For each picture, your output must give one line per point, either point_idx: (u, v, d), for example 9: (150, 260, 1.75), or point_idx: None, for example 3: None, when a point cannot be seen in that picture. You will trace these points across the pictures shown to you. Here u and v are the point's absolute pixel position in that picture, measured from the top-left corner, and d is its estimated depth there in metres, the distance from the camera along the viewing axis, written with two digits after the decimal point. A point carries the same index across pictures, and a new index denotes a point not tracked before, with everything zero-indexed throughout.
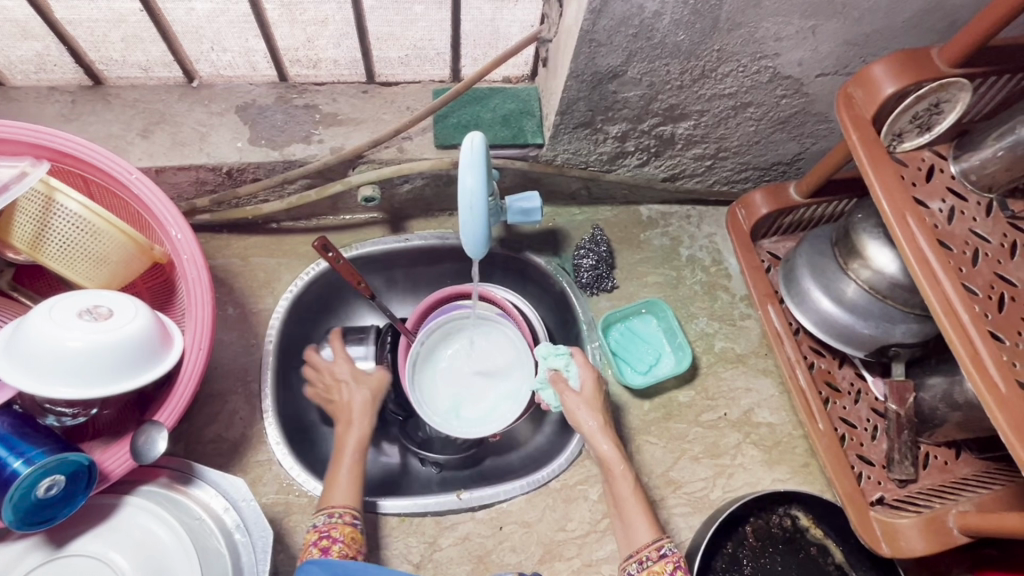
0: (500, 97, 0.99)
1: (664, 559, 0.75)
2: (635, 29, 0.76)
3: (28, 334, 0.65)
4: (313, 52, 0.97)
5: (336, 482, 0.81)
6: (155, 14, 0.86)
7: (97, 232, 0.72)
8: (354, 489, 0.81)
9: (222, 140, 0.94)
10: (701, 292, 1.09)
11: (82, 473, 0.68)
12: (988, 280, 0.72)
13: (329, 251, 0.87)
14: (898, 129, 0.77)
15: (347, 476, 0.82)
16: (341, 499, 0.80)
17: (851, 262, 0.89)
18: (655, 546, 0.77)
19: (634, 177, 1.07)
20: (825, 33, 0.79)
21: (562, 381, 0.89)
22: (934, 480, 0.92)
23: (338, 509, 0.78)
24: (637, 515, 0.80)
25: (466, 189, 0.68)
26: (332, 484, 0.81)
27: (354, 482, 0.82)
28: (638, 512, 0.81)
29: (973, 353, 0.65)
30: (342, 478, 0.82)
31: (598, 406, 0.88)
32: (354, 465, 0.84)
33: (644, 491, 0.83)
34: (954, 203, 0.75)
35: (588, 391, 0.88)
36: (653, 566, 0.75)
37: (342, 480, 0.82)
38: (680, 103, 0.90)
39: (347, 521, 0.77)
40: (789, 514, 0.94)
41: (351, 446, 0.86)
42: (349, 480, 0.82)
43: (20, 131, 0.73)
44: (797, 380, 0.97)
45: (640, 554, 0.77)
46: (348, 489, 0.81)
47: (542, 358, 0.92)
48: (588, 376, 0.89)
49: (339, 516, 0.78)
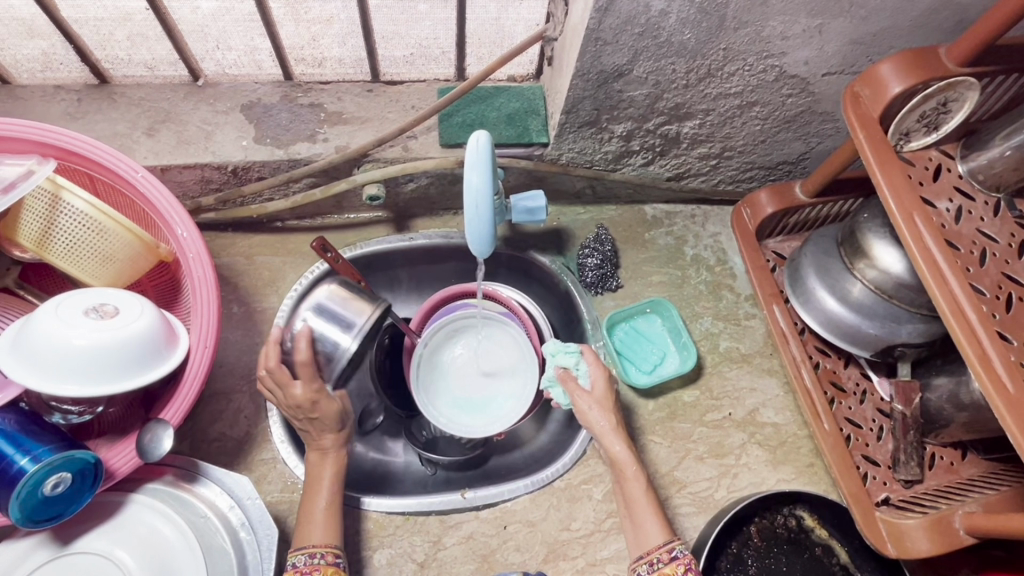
0: (505, 96, 0.99)
1: (675, 560, 0.75)
2: (640, 28, 0.76)
3: (33, 331, 0.65)
4: (318, 51, 0.97)
5: (312, 520, 0.79)
6: (161, 13, 0.86)
7: (103, 230, 0.72)
8: (334, 527, 0.79)
9: (227, 139, 0.94)
10: (705, 291, 1.09)
11: (88, 471, 0.68)
12: (996, 280, 0.71)
13: (327, 251, 0.88)
14: (905, 128, 0.78)
15: (323, 517, 0.79)
16: (318, 538, 0.77)
17: (857, 262, 0.89)
18: (666, 548, 0.76)
19: (639, 176, 1.07)
20: (832, 32, 0.79)
21: (572, 380, 0.88)
22: (940, 480, 0.92)
23: (319, 549, 0.76)
24: (647, 516, 0.80)
25: (472, 188, 0.68)
26: (308, 526, 0.78)
27: (331, 519, 0.80)
28: (648, 513, 0.80)
29: (981, 353, 0.65)
30: (316, 518, 0.79)
31: (609, 403, 0.87)
32: (329, 501, 0.81)
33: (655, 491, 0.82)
34: (962, 203, 0.75)
35: (598, 390, 0.87)
36: (663, 568, 0.74)
37: (318, 519, 0.80)
38: (685, 102, 0.90)
39: (329, 561, 0.75)
40: (794, 514, 0.94)
41: (327, 481, 0.83)
42: (329, 518, 0.79)
43: (26, 129, 0.73)
44: (802, 380, 0.96)
45: (650, 556, 0.76)
46: (327, 530, 0.79)
47: (549, 355, 0.90)
48: (599, 373, 0.88)
49: (321, 557, 0.75)
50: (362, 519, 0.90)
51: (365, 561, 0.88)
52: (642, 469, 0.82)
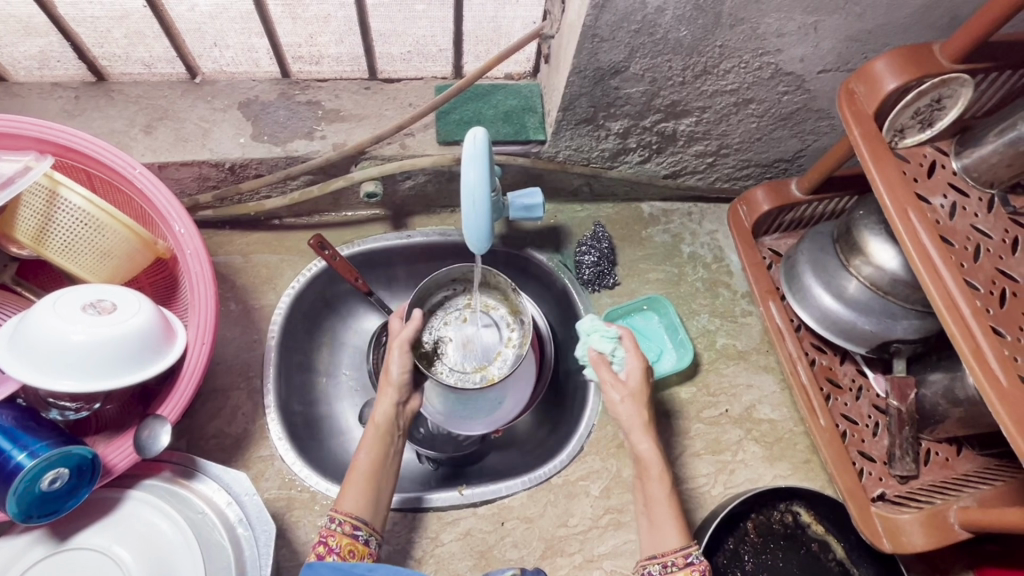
0: (502, 94, 0.99)
1: (690, 567, 0.75)
2: (637, 25, 0.76)
3: (31, 326, 0.65)
4: (315, 49, 0.97)
5: (350, 485, 0.78)
6: (159, 11, 0.86)
7: (100, 226, 0.73)
8: (368, 496, 0.77)
9: (224, 137, 0.94)
10: (702, 288, 1.09)
11: (86, 467, 0.68)
12: (990, 275, 0.72)
13: (325, 248, 0.93)
14: (899, 125, 0.78)
15: (362, 481, 0.78)
16: (350, 502, 0.76)
17: (852, 258, 0.89)
18: (683, 553, 0.77)
19: (635, 174, 1.08)
20: (827, 29, 0.80)
21: (606, 367, 0.88)
22: (935, 476, 0.93)
23: (339, 515, 0.74)
24: (666, 519, 0.80)
25: (469, 184, 0.69)
26: (345, 489, 0.77)
27: (365, 487, 0.77)
28: (668, 516, 0.80)
29: (975, 348, 0.65)
30: (356, 481, 0.78)
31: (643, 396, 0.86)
32: (367, 465, 0.79)
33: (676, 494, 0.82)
34: (956, 199, 0.75)
35: (633, 384, 0.87)
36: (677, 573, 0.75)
37: (357, 483, 0.78)
38: (683, 99, 0.91)
39: (346, 531, 0.73)
40: (790, 509, 0.94)
41: (367, 444, 0.82)
42: (363, 484, 0.77)
43: (22, 125, 0.73)
44: (798, 377, 0.97)
45: (667, 557, 0.76)
46: (359, 497, 0.77)
47: (585, 334, 0.91)
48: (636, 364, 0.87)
49: (339, 524, 0.74)
50: None
51: None
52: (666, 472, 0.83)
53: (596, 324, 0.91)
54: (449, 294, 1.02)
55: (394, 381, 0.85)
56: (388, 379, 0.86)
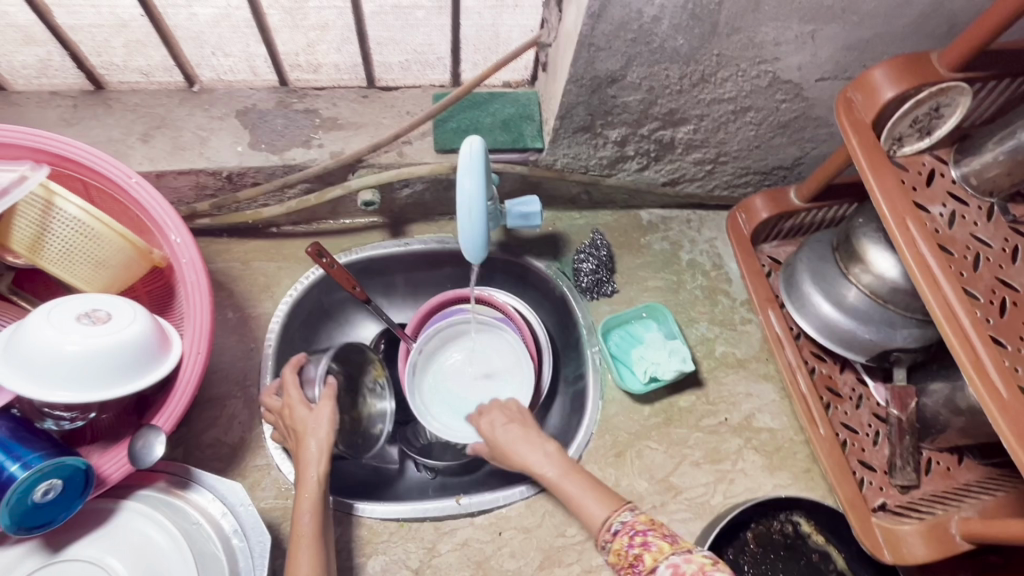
0: (500, 102, 0.99)
1: (617, 534, 0.72)
2: (634, 34, 0.76)
3: (25, 338, 0.65)
4: (314, 57, 0.97)
5: (296, 552, 0.72)
6: (157, 20, 0.87)
7: (96, 235, 0.72)
8: (317, 556, 0.72)
9: (222, 145, 0.94)
10: (701, 296, 1.09)
11: (79, 478, 0.67)
12: (990, 285, 0.71)
13: (323, 257, 0.92)
14: (897, 133, 0.77)
15: (311, 544, 0.73)
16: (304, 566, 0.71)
17: (851, 266, 0.89)
18: (607, 527, 0.74)
19: (634, 181, 1.07)
20: (825, 37, 0.80)
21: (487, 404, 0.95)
22: (936, 486, 0.92)
23: None
24: (590, 500, 0.77)
25: (465, 193, 0.69)
26: (295, 554, 0.72)
27: (315, 548, 0.73)
28: (586, 493, 0.78)
29: (975, 360, 0.65)
30: (303, 543, 0.73)
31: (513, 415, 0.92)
32: (312, 529, 0.74)
33: (575, 467, 0.82)
34: (956, 207, 0.75)
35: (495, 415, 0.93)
36: (612, 547, 0.72)
37: (303, 547, 0.73)
38: (680, 108, 0.90)
39: None
40: (790, 520, 0.93)
41: (307, 508, 0.76)
42: (310, 545, 0.73)
43: (20, 135, 0.73)
44: (797, 386, 0.96)
45: (600, 541, 0.74)
46: (311, 560, 0.72)
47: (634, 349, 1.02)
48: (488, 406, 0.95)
49: None
50: (357, 525, 0.90)
51: (361, 569, 0.87)
52: (553, 459, 0.83)
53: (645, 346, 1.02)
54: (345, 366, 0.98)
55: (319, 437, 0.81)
56: (309, 436, 0.81)
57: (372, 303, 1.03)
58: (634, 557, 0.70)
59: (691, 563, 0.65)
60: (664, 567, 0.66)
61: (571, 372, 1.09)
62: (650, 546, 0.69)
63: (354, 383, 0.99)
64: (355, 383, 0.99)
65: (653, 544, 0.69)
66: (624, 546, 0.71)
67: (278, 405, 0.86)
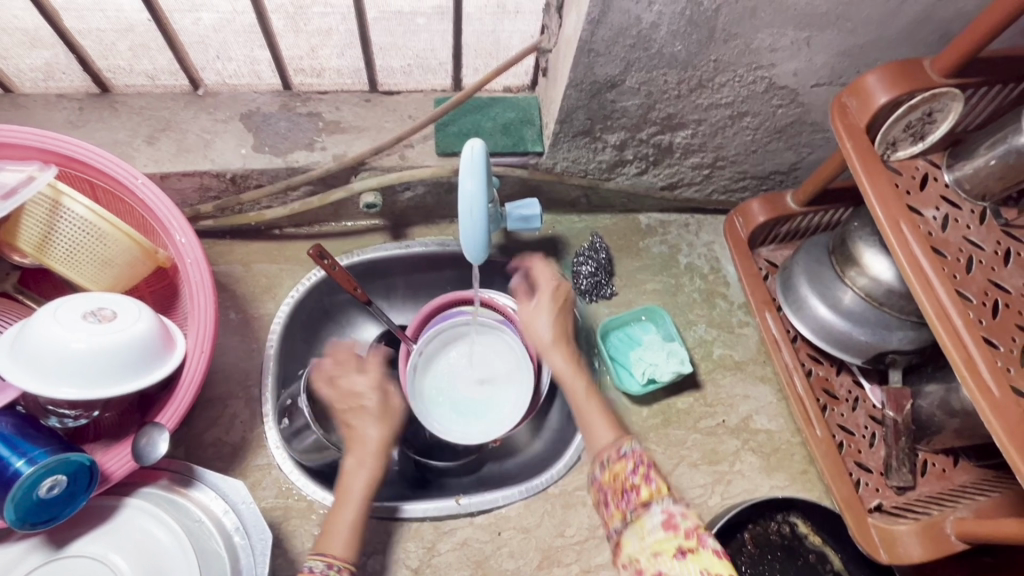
0: (500, 106, 1.01)
1: (623, 457, 0.72)
2: (632, 40, 0.77)
3: (32, 335, 0.66)
4: (317, 62, 0.99)
5: (335, 527, 0.76)
6: (163, 24, 0.88)
7: (102, 235, 0.73)
8: (351, 542, 0.76)
9: (227, 147, 0.95)
10: (699, 299, 1.10)
11: (84, 474, 0.68)
12: (983, 286, 0.73)
13: (324, 258, 0.93)
14: (891, 138, 0.79)
15: (349, 526, 0.77)
16: (338, 549, 0.74)
17: (847, 270, 0.90)
18: (615, 448, 0.74)
19: (632, 186, 1.09)
20: (820, 44, 0.81)
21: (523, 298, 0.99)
22: (931, 487, 0.93)
23: (337, 561, 0.72)
24: (597, 422, 0.80)
25: (466, 195, 0.70)
26: (330, 534, 0.76)
27: (353, 536, 0.76)
28: (598, 418, 0.80)
29: (968, 359, 0.66)
30: (342, 529, 0.76)
31: (557, 314, 0.94)
32: (359, 509, 0.78)
33: (597, 390, 0.85)
34: (948, 211, 0.76)
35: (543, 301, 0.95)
36: (614, 464, 0.72)
37: (342, 531, 0.76)
38: (678, 112, 0.92)
39: None
40: (788, 521, 0.94)
41: (358, 490, 0.80)
42: (351, 531, 0.76)
43: (28, 136, 0.74)
44: (794, 387, 0.97)
45: (602, 456, 0.74)
46: (349, 539, 0.76)
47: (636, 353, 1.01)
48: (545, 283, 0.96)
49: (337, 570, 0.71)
50: None
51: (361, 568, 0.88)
52: (583, 375, 0.87)
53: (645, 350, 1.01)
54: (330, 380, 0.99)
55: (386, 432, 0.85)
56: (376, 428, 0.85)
57: (374, 306, 1.04)
58: (630, 484, 0.70)
59: (687, 518, 0.66)
60: (657, 505, 0.67)
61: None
62: (650, 482, 0.69)
63: None
64: None
65: (654, 480, 0.69)
66: (626, 470, 0.71)
67: (347, 385, 0.89)
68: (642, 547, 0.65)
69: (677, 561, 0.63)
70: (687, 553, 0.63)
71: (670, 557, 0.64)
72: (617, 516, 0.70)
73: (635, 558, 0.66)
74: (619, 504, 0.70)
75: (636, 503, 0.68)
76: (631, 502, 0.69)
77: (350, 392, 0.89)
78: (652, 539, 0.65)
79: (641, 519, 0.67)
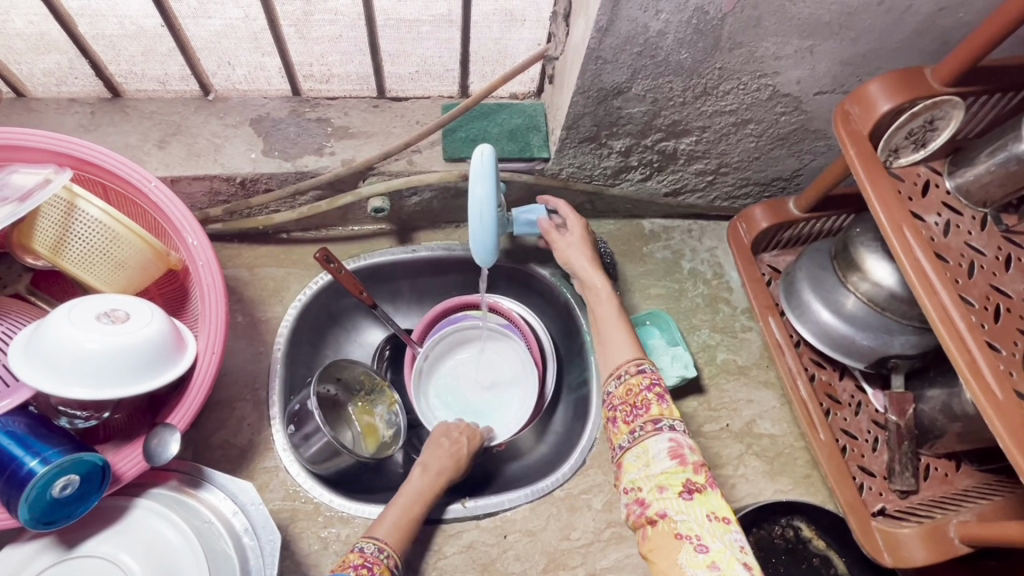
0: (507, 112, 1.02)
1: (641, 372, 0.80)
2: (639, 47, 0.79)
3: (46, 336, 0.67)
4: (326, 68, 1.00)
5: (386, 516, 0.82)
6: (176, 30, 0.90)
7: (116, 237, 0.74)
8: (402, 532, 0.81)
9: (236, 152, 0.96)
10: (703, 304, 1.11)
11: (95, 474, 0.69)
12: (984, 291, 0.74)
13: (330, 261, 0.95)
14: (893, 145, 0.80)
15: (398, 516, 0.82)
16: (389, 536, 0.79)
17: (850, 275, 0.91)
18: (635, 364, 0.82)
19: (637, 192, 1.10)
20: (823, 53, 0.82)
21: (554, 233, 0.96)
22: (934, 491, 0.93)
23: (387, 547, 0.77)
24: (621, 339, 0.86)
25: (476, 199, 0.71)
26: (385, 519, 0.81)
27: (404, 526, 0.81)
28: (621, 337, 0.86)
29: (971, 362, 0.67)
30: (393, 515, 0.82)
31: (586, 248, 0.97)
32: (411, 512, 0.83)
33: (628, 319, 0.88)
34: (950, 217, 0.77)
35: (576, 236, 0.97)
36: (629, 379, 0.79)
37: (394, 517, 0.82)
38: (683, 119, 0.93)
39: (388, 563, 0.76)
40: (792, 525, 0.95)
41: (406, 496, 0.85)
42: (402, 521, 0.82)
43: (42, 139, 0.75)
44: (797, 392, 0.98)
45: (620, 370, 0.81)
46: (394, 529, 0.80)
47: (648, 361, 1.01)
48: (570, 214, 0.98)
49: (384, 555, 0.76)
50: None
51: None
52: (613, 300, 0.91)
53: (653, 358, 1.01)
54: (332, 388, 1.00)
55: (454, 459, 0.91)
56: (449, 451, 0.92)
57: (381, 311, 1.06)
58: (642, 399, 0.77)
59: (694, 454, 0.72)
60: (667, 429, 0.74)
61: (573, 378, 1.11)
62: (661, 402, 0.77)
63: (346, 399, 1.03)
64: (344, 399, 1.03)
65: (665, 402, 0.77)
66: (641, 385, 0.78)
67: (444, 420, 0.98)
68: (648, 472, 0.72)
69: (683, 499, 0.69)
70: (694, 493, 0.69)
71: (676, 494, 0.69)
72: (624, 432, 0.77)
73: (638, 486, 0.72)
74: (629, 419, 0.77)
75: (646, 419, 0.75)
76: (639, 418, 0.76)
77: (449, 429, 0.95)
78: (659, 470, 0.71)
79: (651, 439, 0.74)
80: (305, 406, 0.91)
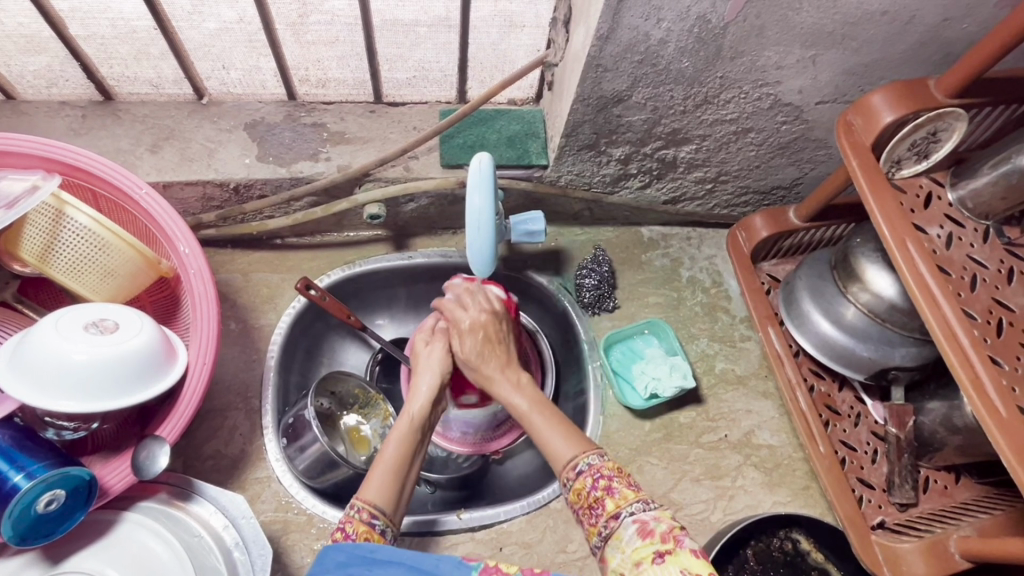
0: (505, 118, 1.01)
1: (580, 475, 0.68)
2: (640, 55, 0.77)
3: (33, 346, 0.65)
4: (322, 72, 0.99)
5: (373, 475, 0.71)
6: (169, 33, 0.88)
7: (105, 245, 0.73)
8: (391, 485, 0.71)
9: (230, 157, 0.94)
10: (701, 313, 1.10)
11: (82, 489, 0.67)
12: (987, 305, 0.73)
13: (312, 290, 0.92)
14: (896, 156, 0.79)
15: (387, 471, 0.71)
16: (374, 493, 0.69)
17: (850, 285, 0.90)
18: (574, 465, 0.69)
19: (635, 199, 1.09)
20: (825, 63, 0.82)
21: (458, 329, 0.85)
22: (934, 504, 0.93)
23: (357, 504, 0.68)
24: (554, 435, 0.72)
25: (474, 210, 0.70)
26: (369, 477, 0.71)
27: (391, 477, 0.71)
28: (557, 431, 0.73)
29: (974, 377, 0.66)
30: (377, 473, 0.71)
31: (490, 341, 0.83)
32: (394, 459, 0.73)
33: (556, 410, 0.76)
34: (952, 230, 0.76)
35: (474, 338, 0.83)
36: (571, 484, 0.68)
37: (380, 473, 0.71)
38: (683, 128, 0.92)
39: (364, 518, 0.67)
40: (790, 537, 0.94)
41: (393, 451, 0.73)
42: (387, 473, 0.71)
43: (30, 145, 0.73)
44: (797, 404, 0.97)
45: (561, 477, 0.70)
46: (384, 486, 0.70)
47: (642, 372, 1.01)
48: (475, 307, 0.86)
49: (357, 512, 0.67)
50: None
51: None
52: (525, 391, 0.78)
53: (644, 368, 1.01)
54: (326, 403, 0.99)
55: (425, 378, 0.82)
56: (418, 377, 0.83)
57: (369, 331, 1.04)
58: (593, 498, 0.66)
59: (661, 522, 0.62)
60: (628, 514, 0.63)
61: (571, 385, 1.09)
62: (612, 493, 0.66)
63: (339, 410, 1.02)
64: (338, 411, 1.02)
65: (616, 490, 0.66)
66: (585, 485, 0.67)
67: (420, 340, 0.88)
68: (624, 561, 0.61)
69: (655, 565, 0.58)
70: (664, 554, 0.59)
71: (649, 564, 0.59)
72: (593, 533, 0.66)
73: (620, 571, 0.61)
74: (591, 522, 0.66)
75: (606, 518, 0.65)
76: (601, 517, 0.66)
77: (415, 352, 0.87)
78: (631, 549, 0.61)
79: (617, 530, 0.63)
80: (300, 418, 0.90)
